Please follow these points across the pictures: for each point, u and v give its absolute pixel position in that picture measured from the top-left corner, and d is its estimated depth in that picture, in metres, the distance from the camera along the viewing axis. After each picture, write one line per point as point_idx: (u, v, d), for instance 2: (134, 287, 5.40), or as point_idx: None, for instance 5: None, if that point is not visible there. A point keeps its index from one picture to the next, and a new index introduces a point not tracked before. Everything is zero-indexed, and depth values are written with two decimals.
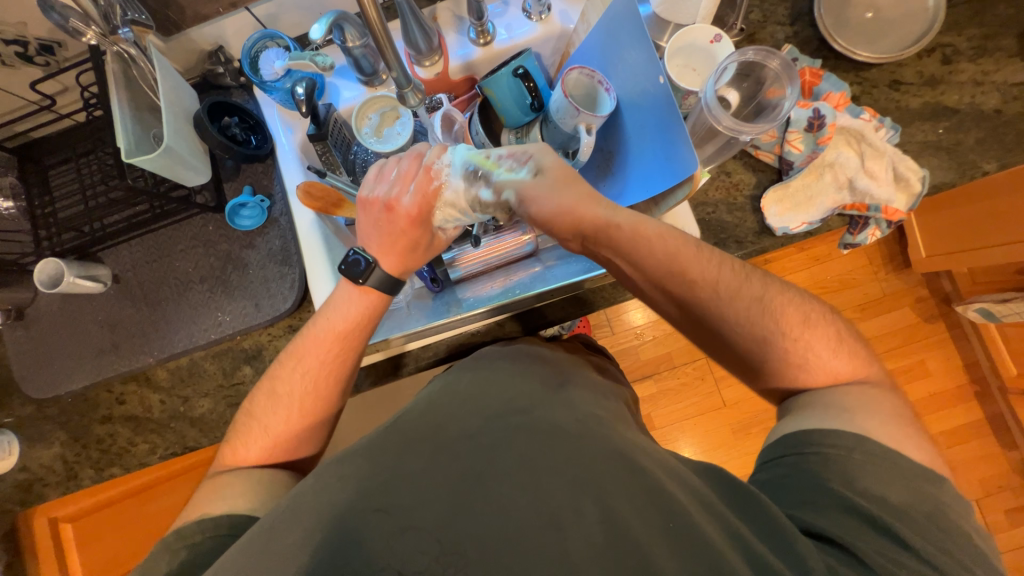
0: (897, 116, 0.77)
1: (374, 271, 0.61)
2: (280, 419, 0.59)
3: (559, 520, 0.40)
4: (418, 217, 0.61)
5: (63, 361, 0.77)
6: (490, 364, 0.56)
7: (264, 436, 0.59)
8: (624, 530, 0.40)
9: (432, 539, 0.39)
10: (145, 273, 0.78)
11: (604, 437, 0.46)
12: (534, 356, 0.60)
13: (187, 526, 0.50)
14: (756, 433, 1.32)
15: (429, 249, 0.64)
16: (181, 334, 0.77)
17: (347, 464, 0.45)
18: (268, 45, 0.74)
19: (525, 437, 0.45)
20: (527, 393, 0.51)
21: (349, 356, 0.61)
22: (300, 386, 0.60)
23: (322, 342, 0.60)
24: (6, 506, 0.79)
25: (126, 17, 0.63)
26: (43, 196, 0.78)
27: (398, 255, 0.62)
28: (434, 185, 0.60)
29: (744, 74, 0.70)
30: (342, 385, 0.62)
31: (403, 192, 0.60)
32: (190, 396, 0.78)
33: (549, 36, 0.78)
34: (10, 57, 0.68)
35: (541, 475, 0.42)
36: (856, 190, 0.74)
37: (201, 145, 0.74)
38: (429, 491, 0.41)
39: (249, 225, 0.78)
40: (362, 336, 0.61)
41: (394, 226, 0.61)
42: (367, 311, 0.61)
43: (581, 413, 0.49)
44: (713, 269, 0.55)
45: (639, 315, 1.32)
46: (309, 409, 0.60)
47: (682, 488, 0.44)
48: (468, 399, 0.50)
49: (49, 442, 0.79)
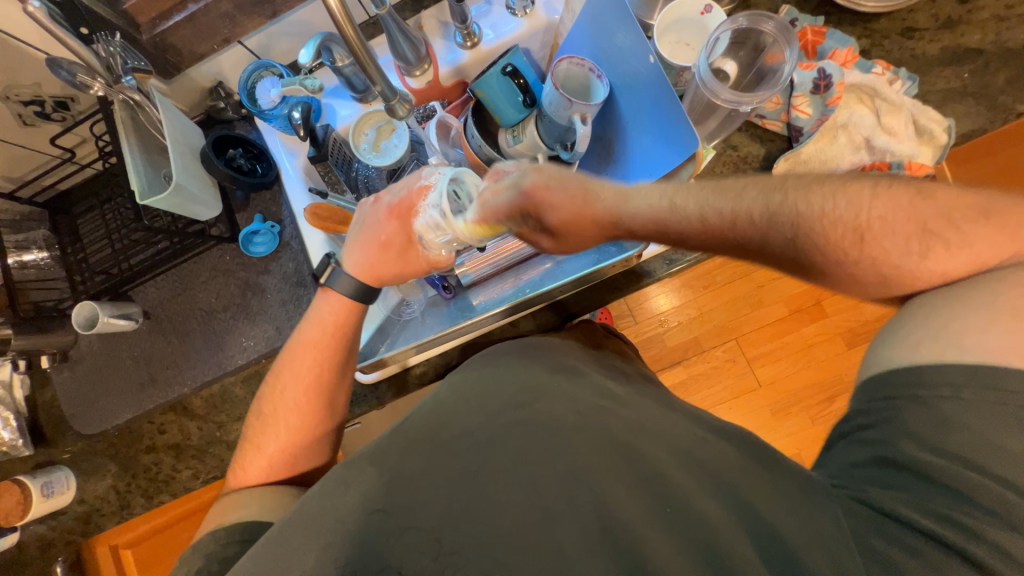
0: (914, 65, 0.72)
1: (335, 270, 0.64)
2: (271, 436, 0.61)
3: (550, 515, 0.40)
4: (399, 214, 0.64)
5: (106, 397, 0.81)
6: (494, 361, 0.55)
7: (259, 455, 0.61)
8: (616, 514, 0.40)
9: (431, 539, 0.39)
10: (172, 307, 0.81)
11: (601, 426, 0.46)
12: (540, 347, 0.59)
13: (216, 543, 0.51)
14: (797, 412, 1.28)
15: (399, 253, 0.65)
16: (210, 363, 0.79)
17: (351, 468, 0.45)
18: (263, 75, 0.76)
19: (519, 433, 0.44)
20: (529, 384, 0.50)
21: (324, 365, 0.62)
22: (284, 401, 0.62)
23: (296, 354, 0.63)
24: (69, 537, 0.84)
25: (127, 65, 0.65)
26: (74, 244, 0.82)
27: (368, 248, 0.64)
28: (419, 185, 0.63)
29: (739, 43, 0.67)
30: (330, 391, 0.63)
31: (390, 188, 0.65)
32: (224, 421, 0.82)
33: (536, 30, 0.77)
34: (30, 116, 0.72)
35: (534, 469, 0.42)
36: (874, 148, 0.70)
37: (211, 179, 0.77)
38: (428, 490, 0.42)
39: (263, 251, 0.80)
40: (332, 345, 0.63)
41: (374, 220, 0.65)
42: (332, 318, 0.64)
43: (582, 405, 0.48)
44: (751, 204, 0.45)
45: (663, 301, 1.28)
46: (307, 422, 0.62)
47: (684, 468, 0.44)
48: (474, 397, 0.49)
49: (102, 474, 0.84)
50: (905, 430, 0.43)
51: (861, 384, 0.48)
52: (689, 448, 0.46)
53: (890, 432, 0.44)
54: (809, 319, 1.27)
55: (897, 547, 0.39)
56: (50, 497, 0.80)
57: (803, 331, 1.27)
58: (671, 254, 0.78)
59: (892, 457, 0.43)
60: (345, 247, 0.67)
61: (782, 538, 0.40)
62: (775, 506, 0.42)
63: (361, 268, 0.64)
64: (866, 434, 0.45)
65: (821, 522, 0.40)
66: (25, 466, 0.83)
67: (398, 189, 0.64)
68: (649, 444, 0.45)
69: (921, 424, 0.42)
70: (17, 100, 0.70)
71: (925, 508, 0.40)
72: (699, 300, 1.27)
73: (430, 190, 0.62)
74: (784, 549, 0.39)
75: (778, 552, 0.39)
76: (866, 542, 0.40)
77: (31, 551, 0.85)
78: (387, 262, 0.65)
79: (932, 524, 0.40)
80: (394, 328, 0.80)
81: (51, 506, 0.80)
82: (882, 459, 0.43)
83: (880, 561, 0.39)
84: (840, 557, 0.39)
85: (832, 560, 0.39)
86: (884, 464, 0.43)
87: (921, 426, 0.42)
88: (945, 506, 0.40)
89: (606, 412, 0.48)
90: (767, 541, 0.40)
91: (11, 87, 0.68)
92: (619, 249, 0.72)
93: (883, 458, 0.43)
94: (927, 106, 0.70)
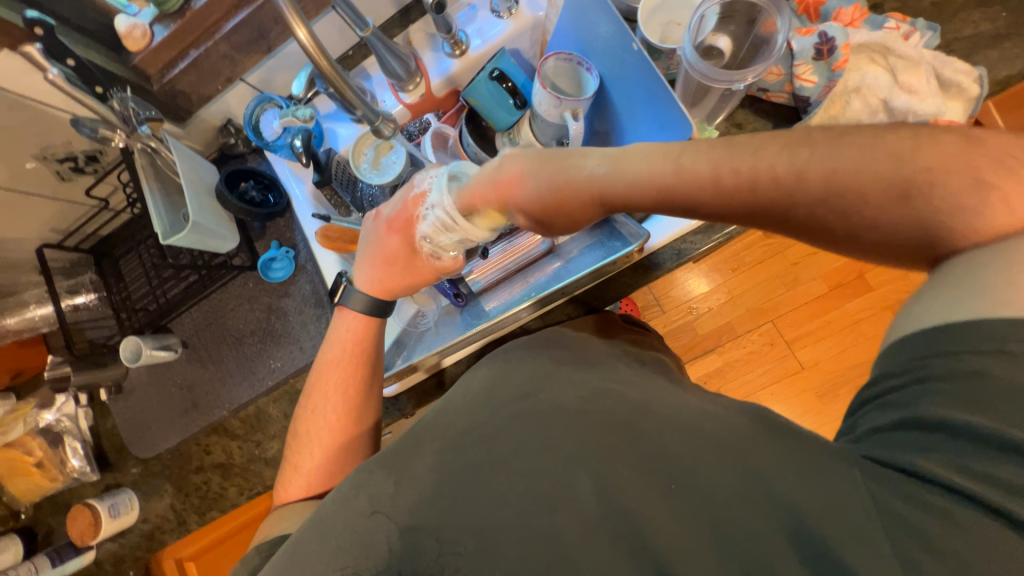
0: (935, 13, 0.66)
1: (349, 290, 0.67)
2: (306, 454, 0.63)
3: (552, 503, 0.40)
4: (398, 228, 0.65)
5: (156, 424, 0.87)
6: (509, 355, 0.54)
7: (297, 474, 0.63)
8: (618, 499, 0.40)
9: (435, 540, 0.40)
10: (205, 335, 0.86)
11: (609, 413, 0.44)
12: (555, 340, 0.57)
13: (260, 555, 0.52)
14: (846, 394, 1.20)
15: (405, 266, 0.66)
16: (245, 386, 0.84)
17: (362, 472, 0.45)
18: (265, 108, 0.80)
19: (522, 424, 0.43)
20: (535, 375, 0.49)
21: (349, 380, 0.64)
22: (317, 420, 0.64)
23: (321, 374, 0.65)
24: (137, 552, 0.91)
25: (141, 116, 0.68)
26: (118, 284, 0.88)
27: (372, 264, 0.66)
28: (415, 195, 0.63)
29: (728, 16, 0.64)
30: (358, 408, 0.64)
31: (388, 203, 0.66)
32: (261, 439, 0.86)
33: (523, 30, 0.76)
34: (66, 172, 0.79)
35: (535, 463, 0.42)
36: (893, 110, 0.66)
37: (225, 213, 0.80)
38: (433, 489, 0.42)
39: (281, 277, 0.84)
40: (354, 360, 0.65)
41: (375, 238, 0.66)
42: (351, 336, 0.66)
43: (588, 390, 0.47)
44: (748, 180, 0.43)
45: (698, 285, 1.21)
46: (329, 440, 0.63)
47: (694, 449, 0.41)
48: (480, 394, 0.48)
49: (160, 494, 0.90)
50: (935, 389, 0.39)
51: (893, 346, 0.44)
52: (698, 425, 0.44)
53: (914, 394, 0.40)
54: (852, 294, 1.19)
55: (921, 506, 0.36)
56: (117, 517, 0.87)
57: (846, 307, 1.19)
58: (682, 243, 0.75)
59: (916, 418, 0.39)
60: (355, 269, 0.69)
61: (800, 514, 0.37)
62: (794, 480, 0.39)
63: (375, 287, 0.66)
64: (892, 398, 0.41)
65: (843, 489, 0.37)
66: (95, 490, 0.91)
67: (395, 204, 0.65)
68: (654, 425, 0.43)
69: (955, 385, 0.39)
70: (53, 159, 0.76)
71: (955, 464, 0.37)
72: (729, 283, 1.20)
73: (426, 194, 0.62)
74: (802, 522, 0.37)
75: (800, 529, 0.37)
76: (894, 511, 0.36)
77: (108, 566, 0.92)
78: (394, 277, 0.66)
79: (955, 479, 0.36)
80: (410, 339, 0.82)
81: (119, 525, 0.87)
82: (906, 420, 0.40)
83: (903, 524, 0.36)
84: (860, 527, 0.36)
85: (854, 530, 0.36)
86: (910, 426, 0.39)
87: (958, 386, 0.38)
88: (980, 461, 0.36)
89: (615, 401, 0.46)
90: (785, 515, 0.37)
91: (47, 148, 0.74)
92: (623, 243, 0.71)
93: (910, 416, 0.40)
94: (953, 56, 0.65)
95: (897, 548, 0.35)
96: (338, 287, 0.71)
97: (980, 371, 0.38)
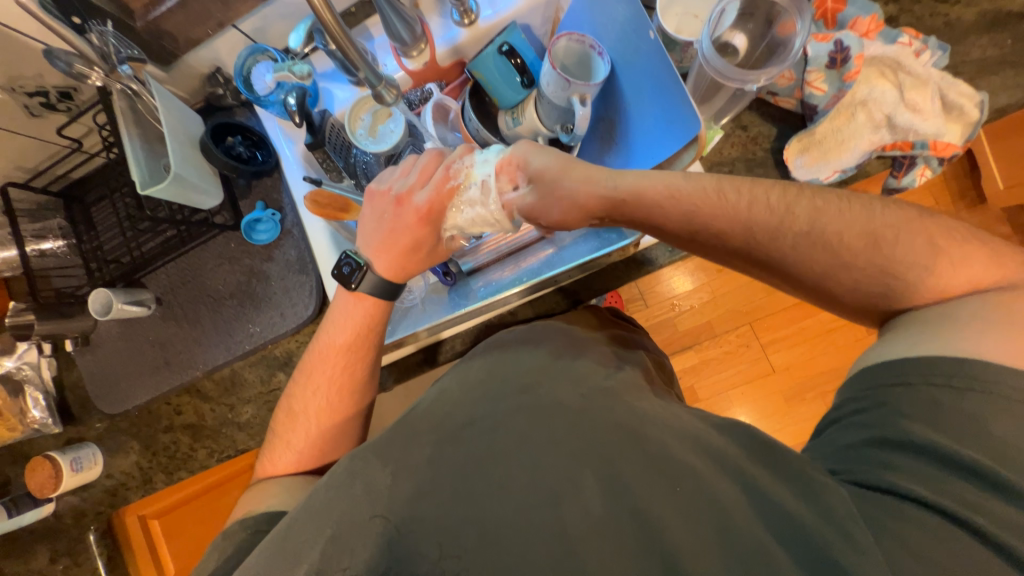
0: (946, 35, 0.67)
1: (364, 275, 0.63)
2: (300, 434, 0.62)
3: (556, 498, 0.39)
4: (428, 218, 0.62)
5: (125, 379, 0.84)
6: (511, 348, 0.54)
7: (286, 450, 0.62)
8: (625, 499, 0.39)
9: (434, 538, 0.39)
10: (181, 294, 0.83)
11: (610, 410, 0.45)
12: (556, 335, 0.58)
13: (245, 530, 0.53)
14: (812, 399, 1.25)
15: (429, 253, 0.65)
16: (221, 348, 0.82)
17: (358, 460, 0.45)
18: (258, 59, 0.75)
19: (522, 417, 0.44)
20: (533, 368, 0.50)
21: (353, 365, 0.63)
22: (314, 401, 0.62)
23: (324, 359, 0.63)
24: (99, 508, 0.89)
25: (122, 54, 0.65)
26: (88, 232, 0.83)
27: (393, 255, 0.63)
28: (450, 186, 0.61)
29: (748, 14, 0.64)
30: (356, 392, 0.64)
31: (415, 188, 0.62)
32: (235, 403, 0.85)
33: (536, 5, 0.73)
34: (36, 107, 0.74)
35: (533, 456, 0.41)
36: (896, 127, 0.66)
37: (210, 168, 0.77)
38: (431, 479, 0.41)
39: (265, 240, 0.81)
40: (362, 346, 0.64)
41: (399, 226, 0.63)
42: (362, 321, 0.64)
43: (587, 388, 0.48)
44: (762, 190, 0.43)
45: (679, 283, 1.22)
46: (325, 423, 0.62)
47: (694, 452, 0.42)
48: (478, 385, 0.49)
49: (126, 451, 0.88)
50: (898, 411, 0.41)
51: (858, 370, 0.46)
52: (694, 431, 0.45)
53: (881, 415, 0.42)
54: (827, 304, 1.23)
55: (904, 521, 0.37)
56: (79, 472, 0.84)
57: (821, 316, 1.23)
58: None
59: (889, 437, 0.41)
60: (366, 252, 0.65)
61: (796, 525, 0.38)
62: (788, 490, 0.40)
63: (393, 275, 0.64)
64: (859, 418, 0.43)
65: (834, 501, 0.39)
66: (57, 442, 0.88)
67: (425, 192, 0.61)
68: (652, 428, 0.44)
69: (915, 407, 0.41)
70: (22, 92, 0.71)
71: (925, 479, 0.38)
72: (714, 283, 1.21)
73: (462, 187, 0.61)
74: (798, 530, 0.38)
75: (796, 537, 0.38)
76: (884, 527, 0.37)
77: (67, 520, 0.90)
78: (417, 265, 0.65)
79: (931, 494, 0.38)
80: (393, 314, 0.79)
81: (81, 480, 0.85)
82: (879, 439, 0.41)
83: (893, 538, 0.36)
84: (848, 530, 0.37)
85: (843, 532, 0.37)
86: (883, 444, 0.41)
87: (917, 407, 0.41)
88: (953, 482, 0.38)
89: (612, 400, 0.46)
90: (782, 523, 0.38)
91: (16, 78, 0.69)
92: (619, 237, 0.71)
93: (880, 438, 0.41)
94: (958, 78, 0.66)
95: (888, 556, 0.36)
96: (354, 274, 0.64)
97: (960, 402, 0.39)
